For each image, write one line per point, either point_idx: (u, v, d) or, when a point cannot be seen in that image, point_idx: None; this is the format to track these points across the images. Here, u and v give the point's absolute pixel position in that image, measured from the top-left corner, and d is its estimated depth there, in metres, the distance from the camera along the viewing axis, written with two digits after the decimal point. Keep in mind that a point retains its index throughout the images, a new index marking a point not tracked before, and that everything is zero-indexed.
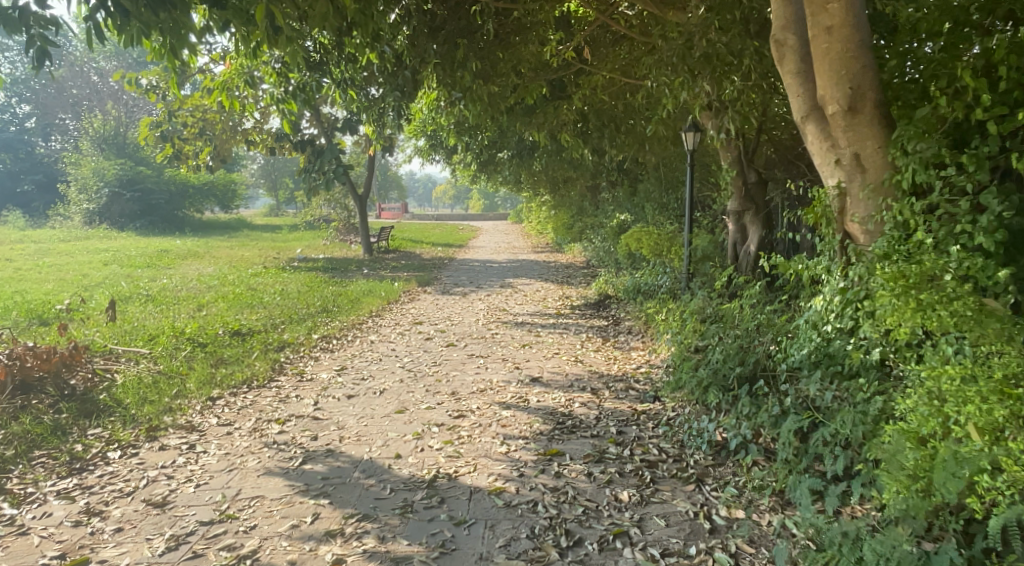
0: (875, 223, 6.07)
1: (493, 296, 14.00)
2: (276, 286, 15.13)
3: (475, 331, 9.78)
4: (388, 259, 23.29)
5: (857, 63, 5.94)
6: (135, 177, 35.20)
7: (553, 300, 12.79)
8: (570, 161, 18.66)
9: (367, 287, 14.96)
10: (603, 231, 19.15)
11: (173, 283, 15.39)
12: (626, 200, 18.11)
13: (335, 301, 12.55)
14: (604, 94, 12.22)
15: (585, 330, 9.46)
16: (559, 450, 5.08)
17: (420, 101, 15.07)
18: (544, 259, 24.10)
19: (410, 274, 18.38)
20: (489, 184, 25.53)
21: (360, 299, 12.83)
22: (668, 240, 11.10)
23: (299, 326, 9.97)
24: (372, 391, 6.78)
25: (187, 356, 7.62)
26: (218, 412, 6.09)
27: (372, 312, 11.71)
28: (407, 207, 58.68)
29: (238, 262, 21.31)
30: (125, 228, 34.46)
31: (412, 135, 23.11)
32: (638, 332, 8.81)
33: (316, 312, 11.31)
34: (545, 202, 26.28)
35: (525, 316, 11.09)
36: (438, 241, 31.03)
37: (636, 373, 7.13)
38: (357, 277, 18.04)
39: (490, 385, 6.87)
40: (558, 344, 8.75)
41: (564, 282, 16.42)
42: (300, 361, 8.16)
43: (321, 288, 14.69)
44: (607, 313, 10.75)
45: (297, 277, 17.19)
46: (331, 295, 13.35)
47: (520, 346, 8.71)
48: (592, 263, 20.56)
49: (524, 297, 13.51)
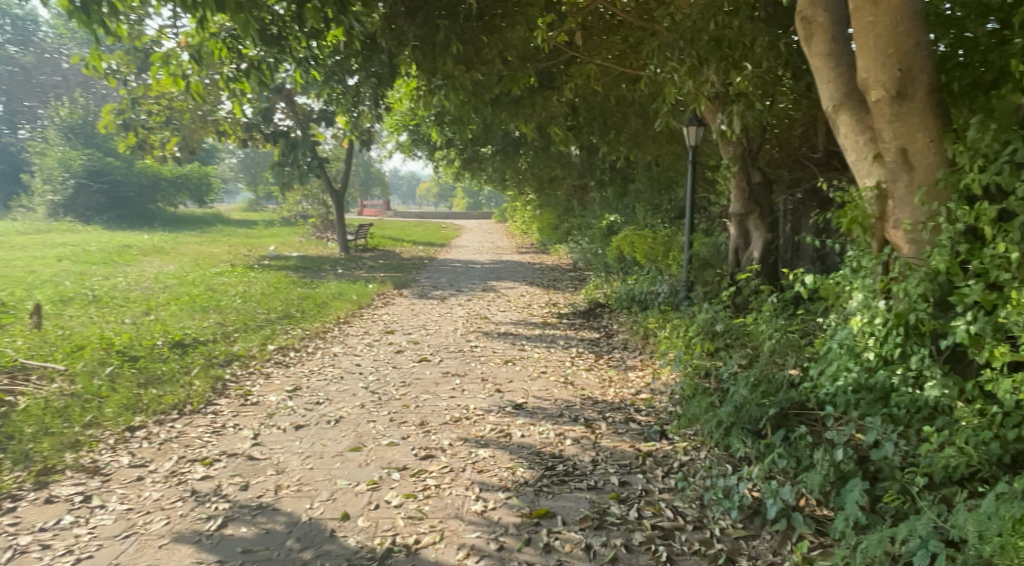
0: (927, 231, 5.07)
1: (474, 301, 13.00)
2: (238, 287, 14.08)
3: (452, 344, 8.72)
4: (365, 258, 22.17)
5: (908, 40, 4.88)
6: (102, 168, 34.11)
7: (538, 307, 11.80)
8: (558, 158, 17.65)
9: (337, 289, 13.92)
10: (591, 232, 18.16)
11: (127, 283, 14.31)
12: (616, 200, 17.13)
13: (298, 305, 11.51)
14: (598, 85, 11.17)
15: (575, 344, 8.46)
16: (550, 509, 4.10)
17: (397, 89, 14.06)
18: (529, 260, 23.05)
19: (387, 275, 17.34)
20: (473, 182, 24.52)
21: (327, 303, 11.79)
22: (668, 244, 10.12)
23: (254, 335, 8.93)
24: (326, 420, 5.73)
25: (112, 373, 6.58)
26: (134, 448, 5.08)
27: (339, 318, 10.67)
28: (389, 205, 57.53)
29: (205, 259, 20.21)
30: (92, 221, 33.28)
31: (393, 128, 22.07)
32: (635, 349, 7.82)
33: (275, 318, 10.25)
34: (530, 202, 25.27)
35: (508, 325, 10.09)
36: (419, 240, 29.88)
37: (637, 399, 6.14)
38: (328, 277, 16.98)
39: (466, 414, 5.83)
40: (545, 360, 7.73)
41: (550, 287, 15.43)
42: (246, 378, 7.11)
43: (287, 289, 13.63)
44: (598, 324, 9.76)
45: (264, 277, 16.14)
46: (296, 297, 12.32)
47: (503, 362, 7.68)
48: (580, 265, 19.59)
49: (508, 303, 12.49)
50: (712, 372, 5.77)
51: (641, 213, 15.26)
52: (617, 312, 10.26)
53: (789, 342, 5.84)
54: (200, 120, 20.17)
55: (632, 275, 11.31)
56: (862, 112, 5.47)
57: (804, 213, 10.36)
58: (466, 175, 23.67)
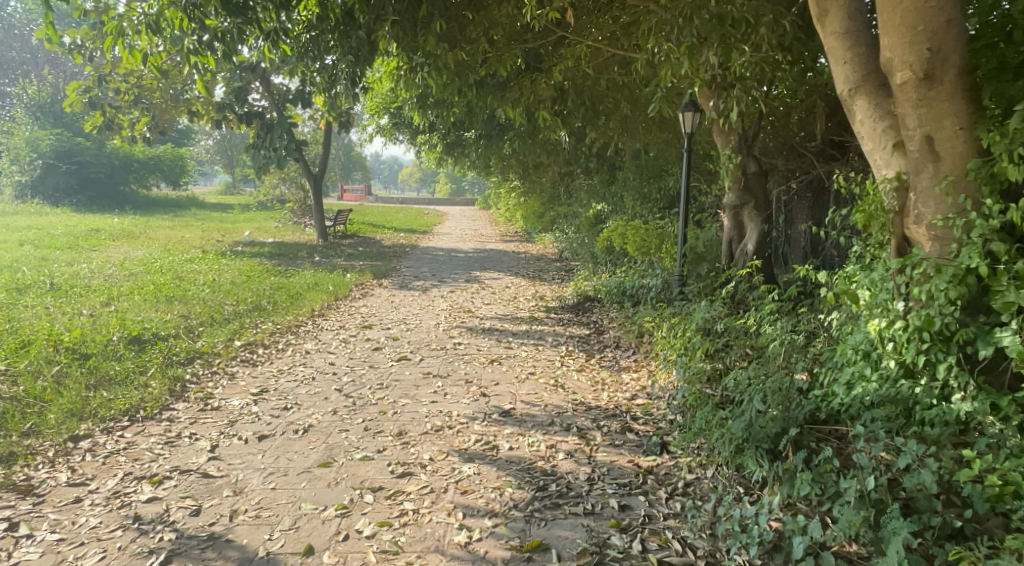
0: (953, 229, 4.46)
1: (456, 293, 12.51)
2: (209, 276, 13.54)
3: (433, 341, 8.20)
4: (344, 245, 21.54)
5: (940, 15, 4.33)
6: (72, 148, 33.36)
7: (524, 300, 11.33)
8: (544, 143, 17.10)
9: (313, 279, 13.37)
10: (577, 221, 17.68)
11: (91, 270, 13.69)
12: (603, 188, 16.65)
13: (271, 295, 10.95)
14: (588, 67, 10.64)
15: (564, 342, 7.98)
16: (542, 541, 3.65)
17: (378, 71, 13.52)
18: (513, 249, 22.51)
19: (366, 264, 16.78)
20: (456, 168, 23.95)
21: (302, 294, 11.25)
22: (662, 236, 9.63)
23: (221, 330, 8.38)
24: (293, 429, 5.22)
25: (59, 373, 6.06)
26: (75, 462, 4.58)
27: (314, 310, 10.13)
28: (370, 190, 56.76)
29: (176, 245, 19.53)
30: (61, 204, 32.43)
31: (373, 112, 21.45)
32: (629, 348, 7.36)
33: (245, 310, 9.70)
34: (515, 189, 24.76)
35: (493, 320, 9.61)
36: (401, 227, 29.22)
37: (634, 404, 5.68)
38: (305, 265, 16.43)
39: (448, 422, 5.34)
40: (533, 360, 7.26)
41: (535, 278, 14.95)
42: (209, 379, 6.58)
43: (260, 278, 13.07)
44: (587, 319, 9.29)
45: (237, 265, 15.54)
46: (269, 287, 11.79)
47: (487, 362, 7.19)
48: (566, 255, 19.13)
49: (492, 295, 11.99)
50: (716, 378, 5.32)
51: (628, 201, 14.77)
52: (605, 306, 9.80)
53: (800, 345, 5.38)
54: (172, 99, 19.51)
55: (622, 267, 10.86)
56: (880, 96, 4.83)
57: (802, 205, 9.89)
58: (449, 160, 23.05)
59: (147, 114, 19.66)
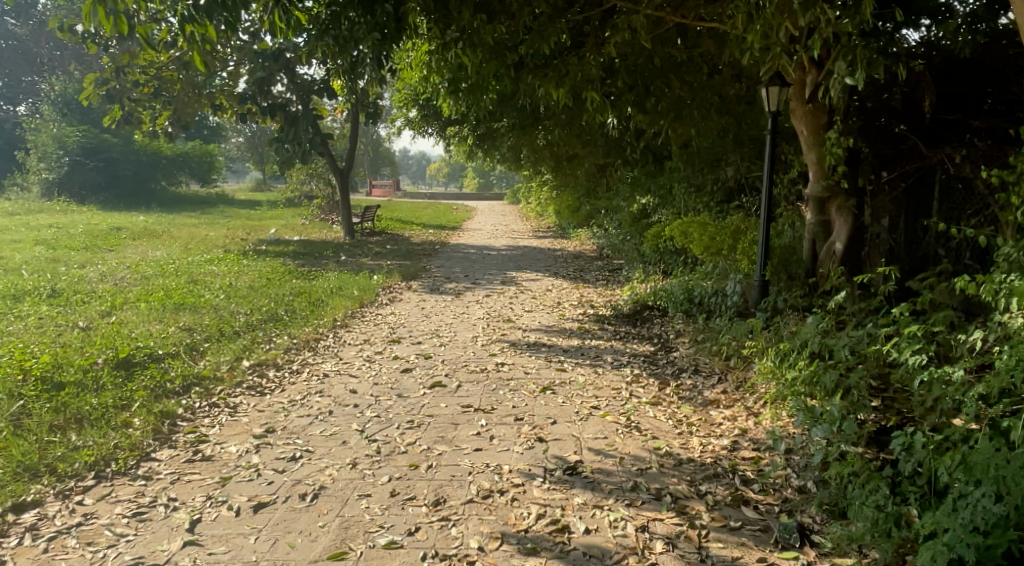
0: None
1: (493, 297, 11.31)
2: (224, 278, 12.53)
3: (474, 361, 6.98)
4: (371, 243, 20.49)
5: None
6: (99, 145, 33.09)
7: (571, 307, 10.08)
8: (586, 131, 15.78)
9: (337, 282, 12.25)
10: (620, 216, 16.36)
11: (100, 273, 12.73)
12: (649, 180, 15.33)
13: (288, 302, 9.84)
14: (647, 39, 9.33)
15: (627, 364, 6.72)
16: None
17: (406, 54, 12.38)
18: (547, 245, 21.27)
19: (395, 264, 15.69)
20: (487, 161, 22.79)
21: (323, 301, 10.12)
22: (739, 235, 8.32)
23: (228, 348, 7.23)
24: (300, 493, 4.05)
25: (20, 412, 4.98)
26: (8, 550, 3.55)
27: (336, 320, 8.97)
28: (398, 185, 56.04)
29: (195, 244, 18.63)
30: (87, 201, 31.94)
31: (401, 102, 20.41)
32: (709, 374, 6.07)
33: (258, 321, 8.57)
34: (548, 182, 23.55)
35: (538, 332, 8.38)
36: (429, 223, 28.14)
37: (738, 459, 4.42)
38: (329, 265, 15.36)
39: (499, 484, 4.12)
40: (594, 388, 6.01)
41: (579, 279, 13.68)
42: (204, 414, 5.43)
43: (280, 281, 12.00)
44: (649, 332, 8.02)
45: (258, 266, 14.53)
46: (288, 292, 10.70)
47: (539, 392, 5.95)
48: (606, 251, 17.84)
49: (534, 301, 10.75)
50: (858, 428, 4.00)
51: (680, 195, 13.45)
52: (668, 315, 8.53)
53: (963, 384, 4.09)
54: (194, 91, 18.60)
55: (685, 270, 9.53)
56: None
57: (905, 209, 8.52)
58: (480, 152, 21.85)
59: (168, 107, 18.78)
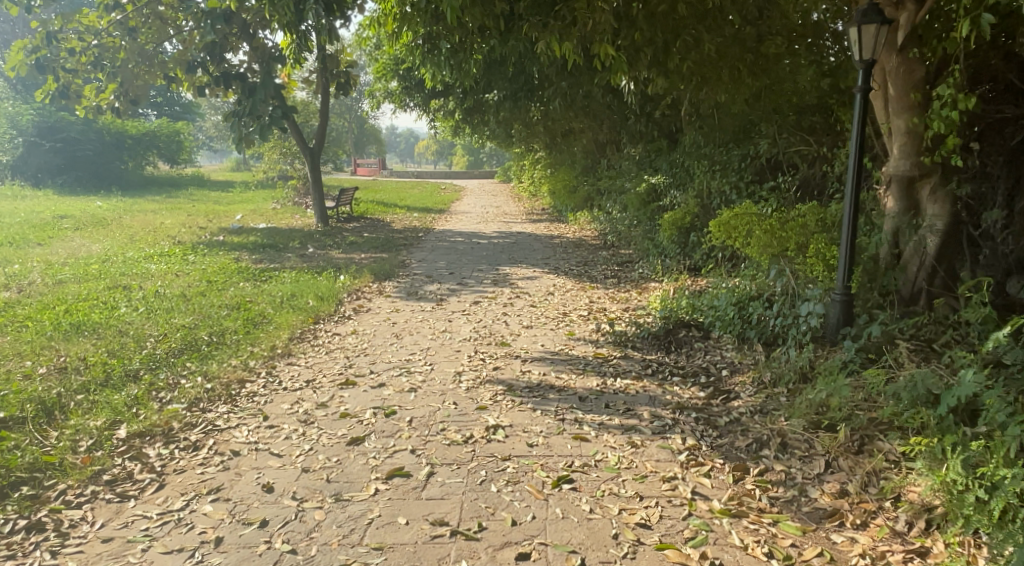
0: None
1: (483, 304, 9.24)
2: (156, 281, 10.38)
3: (457, 424, 4.88)
4: (346, 231, 18.37)
5: None
6: (57, 124, 30.93)
7: (581, 320, 8.00)
8: (587, 102, 13.60)
9: (292, 285, 10.13)
10: (624, 198, 14.28)
11: (7, 276, 10.51)
12: (660, 158, 13.23)
13: (217, 320, 7.72)
14: None
15: (674, 428, 4.65)
16: None
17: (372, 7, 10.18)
18: (543, 230, 19.23)
19: (370, 258, 13.59)
20: (476, 138, 20.70)
21: (264, 316, 7.98)
22: (810, 232, 6.22)
23: (103, 405, 5.11)
24: None
25: None
26: None
27: (276, 348, 6.85)
28: (384, 163, 53.81)
29: (144, 235, 16.50)
30: (42, 185, 29.73)
31: (381, 73, 18.28)
32: (806, 458, 4.04)
33: (168, 353, 6.44)
34: (543, 159, 21.47)
35: (539, 363, 6.30)
36: (412, 206, 25.81)
37: None
38: (293, 261, 13.23)
39: None
40: (639, 479, 3.96)
41: (583, 276, 11.62)
42: (11, 551, 3.46)
43: (223, 286, 9.87)
44: (693, 366, 5.97)
45: (204, 264, 12.41)
46: (226, 303, 8.57)
47: (551, 489, 3.89)
48: (609, 238, 15.79)
49: (533, 311, 8.65)
50: None
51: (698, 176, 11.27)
52: (712, 339, 6.47)
53: None
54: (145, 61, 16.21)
55: (734, 276, 7.45)
56: None
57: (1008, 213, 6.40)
58: (467, 128, 19.63)
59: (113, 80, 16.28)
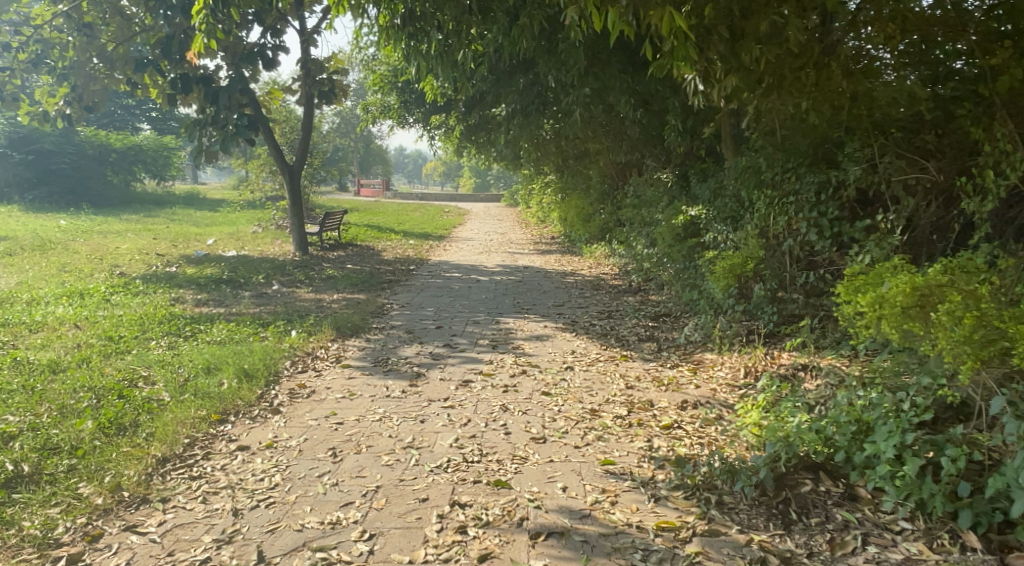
0: None
1: (473, 385, 6.50)
2: (34, 340, 7.62)
3: None
4: (325, 262, 15.70)
5: None
6: (30, 135, 28.44)
7: (615, 428, 5.23)
8: (614, 115, 10.89)
9: (215, 348, 7.39)
10: (653, 233, 11.62)
11: None
12: (702, 185, 10.52)
13: (60, 424, 5.04)
14: None
15: None
16: None
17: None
18: (555, 264, 16.56)
19: (342, 301, 10.93)
20: (481, 158, 18.10)
21: (138, 416, 5.25)
22: None
23: None
24: None
25: None
26: None
27: (120, 489, 4.13)
28: (389, 183, 51.30)
29: (82, 264, 13.82)
30: (10, 201, 27.16)
31: (373, 81, 15.68)
32: None
33: None
34: (555, 184, 18.85)
35: (561, 548, 3.54)
36: (412, 231, 23.15)
37: None
38: (246, 304, 10.55)
39: None
40: None
41: (606, 335, 8.91)
42: None
43: (118, 351, 7.13)
44: None
45: (132, 307, 9.74)
46: (96, 389, 5.82)
47: None
48: (634, 278, 13.13)
49: (545, 404, 5.87)
50: None
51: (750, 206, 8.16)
52: (858, 499, 3.78)
53: None
54: (107, 64, 11.75)
55: (866, 372, 4.70)
56: None
57: None
58: (472, 147, 16.92)
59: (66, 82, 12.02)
